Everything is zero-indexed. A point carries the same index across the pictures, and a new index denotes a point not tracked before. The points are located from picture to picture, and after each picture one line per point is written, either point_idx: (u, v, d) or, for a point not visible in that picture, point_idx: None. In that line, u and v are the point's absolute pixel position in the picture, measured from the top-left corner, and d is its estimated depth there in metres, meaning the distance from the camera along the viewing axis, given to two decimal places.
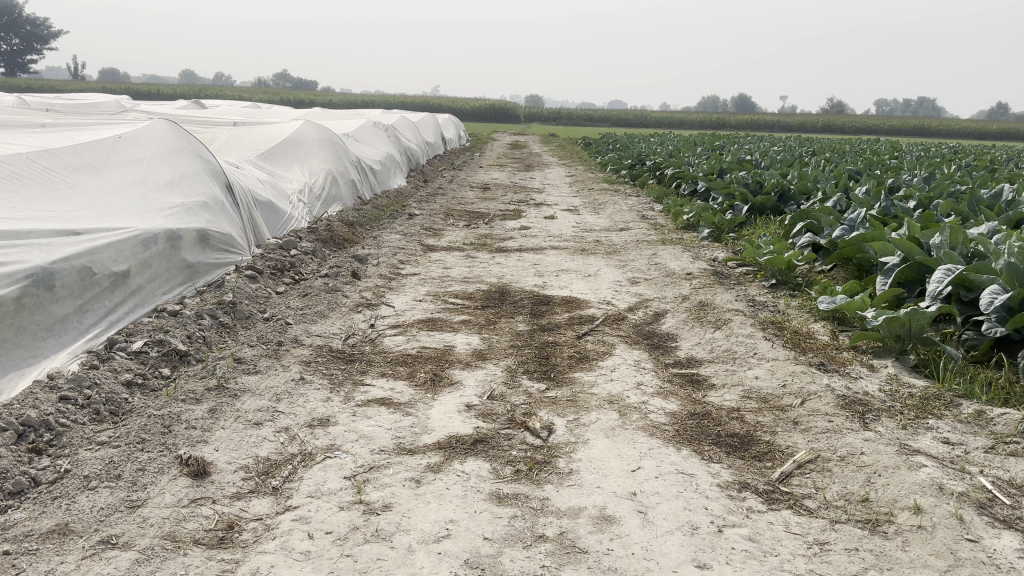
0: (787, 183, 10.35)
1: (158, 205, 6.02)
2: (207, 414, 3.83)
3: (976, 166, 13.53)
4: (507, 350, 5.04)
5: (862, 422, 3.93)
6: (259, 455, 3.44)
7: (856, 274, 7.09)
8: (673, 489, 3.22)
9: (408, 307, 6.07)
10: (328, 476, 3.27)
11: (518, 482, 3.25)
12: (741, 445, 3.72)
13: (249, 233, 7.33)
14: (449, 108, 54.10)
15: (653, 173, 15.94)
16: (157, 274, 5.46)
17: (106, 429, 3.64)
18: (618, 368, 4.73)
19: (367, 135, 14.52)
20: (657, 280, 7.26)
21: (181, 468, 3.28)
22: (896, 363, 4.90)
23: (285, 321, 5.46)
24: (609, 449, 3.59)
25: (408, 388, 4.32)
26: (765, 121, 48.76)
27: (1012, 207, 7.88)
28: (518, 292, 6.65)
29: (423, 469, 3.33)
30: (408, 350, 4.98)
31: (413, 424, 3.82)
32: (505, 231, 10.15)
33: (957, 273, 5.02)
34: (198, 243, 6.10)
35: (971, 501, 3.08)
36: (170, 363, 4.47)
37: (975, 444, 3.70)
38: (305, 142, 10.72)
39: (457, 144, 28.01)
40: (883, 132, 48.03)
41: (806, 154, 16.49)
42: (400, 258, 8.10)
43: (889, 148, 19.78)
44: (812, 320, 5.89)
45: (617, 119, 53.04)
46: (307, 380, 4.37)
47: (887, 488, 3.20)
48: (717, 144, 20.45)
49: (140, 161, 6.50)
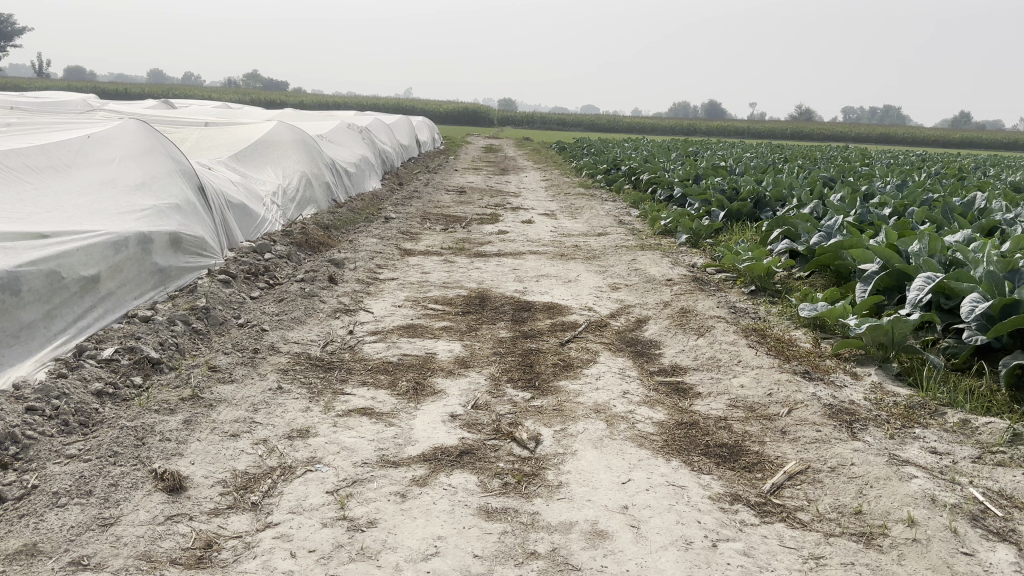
0: (762, 190, 10.40)
1: (129, 207, 5.85)
2: (181, 425, 3.69)
3: (945, 175, 13.72)
4: (490, 357, 4.96)
5: (850, 431, 3.90)
6: (236, 469, 3.31)
7: (834, 280, 7.10)
8: (665, 502, 3.16)
9: (387, 313, 5.96)
10: (310, 491, 3.15)
11: (506, 495, 3.17)
12: (730, 455, 3.67)
13: (221, 236, 7.16)
14: (423, 111, 53.91)
15: (628, 178, 15.95)
16: (128, 279, 5.29)
17: (75, 441, 3.50)
18: (603, 376, 4.66)
19: (342, 137, 14.35)
20: (638, 286, 7.22)
21: (156, 483, 3.15)
22: (878, 371, 4.88)
23: (261, 327, 5.32)
24: (598, 461, 3.52)
25: (390, 397, 4.21)
26: (736, 127, 49.22)
27: (985, 215, 7.95)
28: (499, 298, 6.56)
29: (408, 483, 3.24)
30: (388, 357, 4.87)
31: (396, 435, 3.71)
32: (483, 235, 10.06)
33: (938, 281, 5.02)
34: (170, 246, 5.93)
35: (964, 513, 3.05)
36: (142, 372, 4.33)
37: (963, 454, 3.69)
38: (278, 143, 10.54)
39: (431, 146, 27.92)
40: (852, 139, 48.71)
41: (779, 162, 16.61)
42: (377, 262, 7.97)
43: (859, 155, 20.04)
44: (794, 327, 5.88)
45: (591, 124, 53.21)
46: (285, 389, 4.24)
47: (880, 500, 3.16)
48: (692, 150, 20.52)
49: (110, 162, 6.32)
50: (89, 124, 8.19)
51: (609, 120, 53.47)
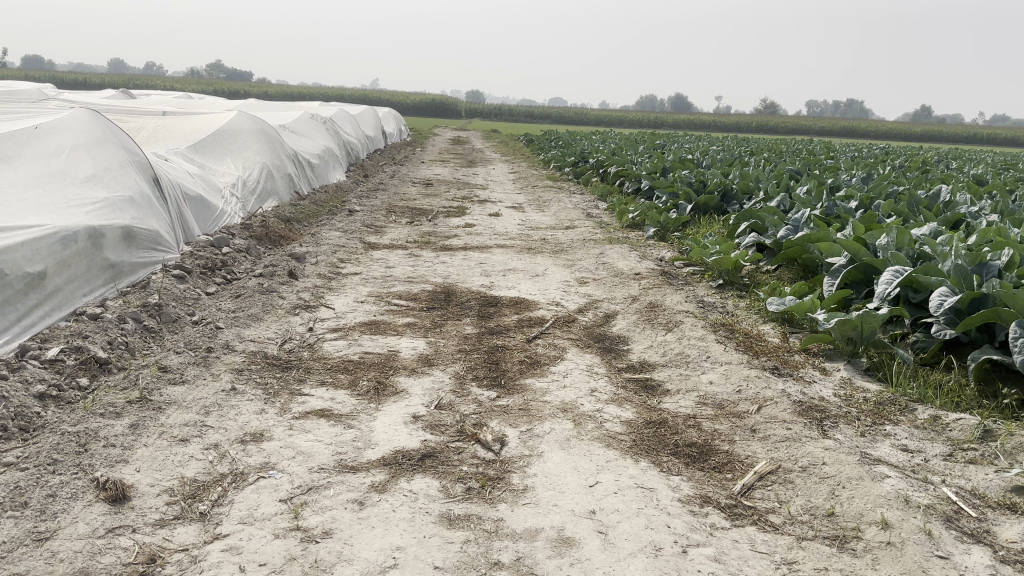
0: (729, 182, 10.38)
1: (79, 201, 5.60)
2: (127, 430, 3.49)
3: (909, 168, 13.83)
4: (455, 355, 4.82)
5: (820, 429, 3.83)
6: (184, 477, 3.14)
7: (801, 274, 7.08)
8: (634, 506, 3.05)
9: (349, 309, 5.79)
10: (262, 499, 2.99)
11: (470, 501, 3.04)
12: (700, 455, 3.58)
13: (177, 229, 6.92)
14: (390, 102, 53.39)
15: (596, 170, 15.89)
16: (77, 274, 5.06)
17: (14, 448, 3.28)
18: (571, 374, 4.55)
19: (305, 128, 14.07)
20: (606, 280, 7.13)
21: (98, 492, 2.95)
22: (848, 366, 4.83)
23: (216, 325, 5.12)
24: (565, 462, 3.41)
25: (350, 398, 4.06)
26: (703, 121, 49.45)
27: (950, 208, 7.99)
28: (465, 293, 6.42)
29: (366, 489, 3.09)
30: (349, 356, 4.71)
31: (355, 438, 3.56)
32: (449, 228, 9.91)
33: (906, 275, 5.00)
34: (123, 241, 5.70)
35: (938, 514, 2.99)
36: (88, 373, 4.11)
37: (934, 451, 3.64)
38: (238, 133, 10.26)
39: (398, 138, 27.64)
40: (816, 132, 49.26)
41: (746, 154, 16.64)
42: (340, 256, 7.78)
43: (824, 147, 20.19)
44: (762, 321, 5.82)
45: (559, 116, 53.13)
46: (239, 391, 4.06)
47: (853, 502, 3.09)
48: (659, 142, 20.52)
49: (58, 153, 6.05)
50: (38, 114, 7.87)
51: (576, 112, 53.43)
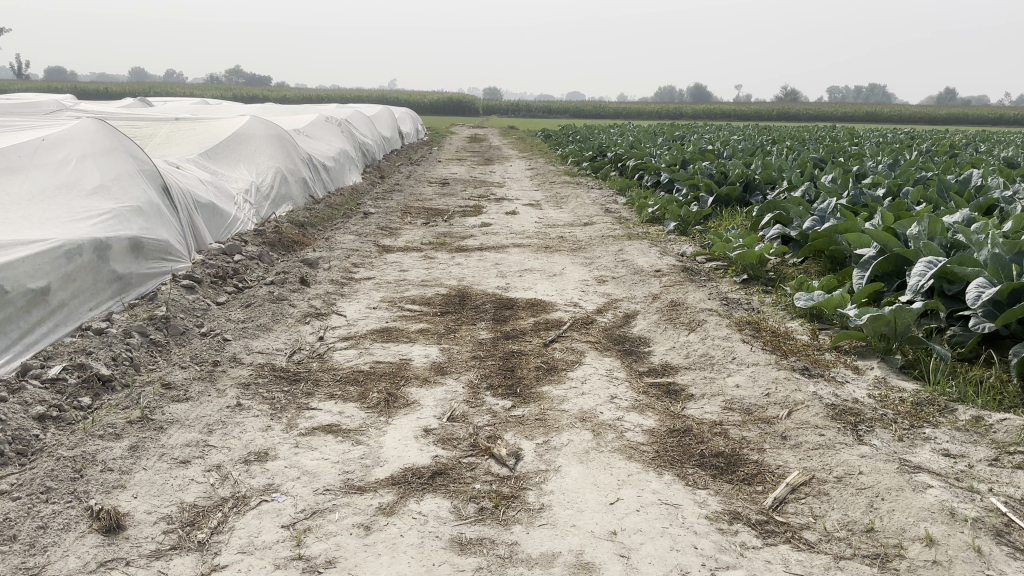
0: (751, 173, 10.12)
1: (85, 213, 5.48)
2: (127, 452, 3.36)
3: (936, 152, 13.49)
4: (469, 362, 4.65)
5: (855, 434, 3.61)
6: (183, 502, 2.99)
7: (828, 265, 6.83)
8: (658, 525, 2.86)
9: (361, 316, 5.65)
10: (263, 525, 2.84)
11: (482, 523, 2.86)
12: (728, 466, 3.37)
13: (188, 237, 6.81)
14: (406, 103, 53.40)
15: (615, 163, 15.63)
16: (82, 288, 4.94)
17: (8, 474, 3.15)
18: (590, 379, 4.35)
19: (319, 131, 13.96)
20: (625, 278, 6.92)
21: (91, 522, 2.82)
22: (882, 364, 4.59)
23: (223, 337, 4.98)
24: (584, 478, 3.22)
25: (358, 411, 3.90)
26: (721, 112, 48.97)
27: (982, 192, 7.70)
28: (480, 295, 6.25)
29: (373, 512, 2.93)
30: (359, 366, 4.55)
31: (364, 456, 3.40)
32: (465, 228, 9.73)
33: (940, 266, 4.78)
34: (130, 252, 5.57)
35: (987, 528, 2.76)
36: (91, 391, 3.98)
37: (978, 456, 3.41)
38: (251, 138, 10.14)
39: (413, 136, 27.48)
40: (837, 118, 48.58)
41: (767, 143, 16.23)
42: (354, 260, 7.65)
43: (847, 133, 19.74)
44: (789, 318, 5.59)
45: (576, 110, 52.68)
46: (245, 406, 3.92)
47: (893, 516, 2.87)
48: (677, 134, 20.20)
49: (65, 164, 5.93)
50: (47, 125, 7.80)
51: (591, 107, 53.18)
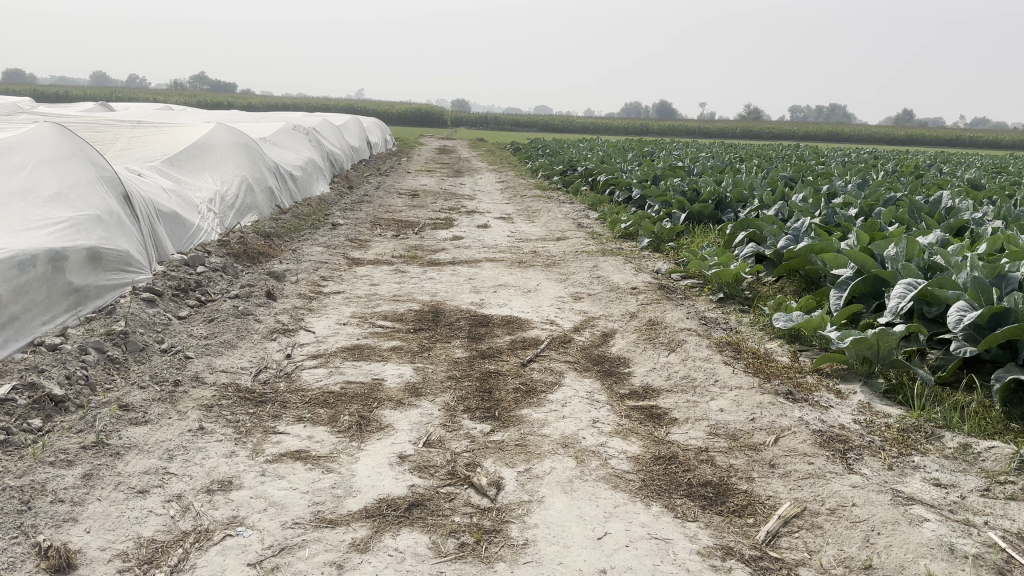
0: (723, 190, 10.10)
1: (39, 222, 5.22)
2: (79, 482, 3.13)
3: (902, 172, 13.68)
4: (444, 383, 4.47)
5: (844, 463, 3.51)
6: (141, 536, 2.78)
7: (803, 285, 6.78)
8: (648, 562, 2.72)
9: (331, 333, 5.43)
10: (228, 563, 2.65)
11: (463, 561, 2.69)
12: (717, 496, 3.24)
13: (149, 248, 6.53)
14: (373, 112, 53.13)
15: (585, 178, 15.58)
16: (35, 301, 4.68)
17: None
18: (570, 403, 4.20)
19: (286, 140, 13.69)
20: (601, 295, 6.82)
21: (39, 561, 2.60)
22: (864, 388, 4.50)
23: (185, 354, 4.74)
24: (569, 510, 3.07)
25: (328, 436, 3.70)
26: (688, 128, 49.49)
27: (952, 213, 7.73)
28: (454, 312, 6.08)
29: (346, 548, 2.74)
30: (330, 387, 4.35)
31: (335, 485, 3.21)
32: (436, 241, 9.55)
33: (919, 288, 4.72)
34: (88, 263, 5.30)
35: (988, 565, 2.68)
36: (42, 413, 3.73)
37: (968, 486, 3.33)
38: (215, 147, 9.86)
39: (382, 147, 27.28)
40: (801, 137, 49.39)
41: (736, 161, 16.32)
42: (322, 273, 7.44)
43: (813, 152, 19.94)
44: (768, 339, 5.51)
45: (545, 123, 52.81)
46: (208, 430, 3.71)
47: (891, 552, 2.77)
48: (646, 149, 20.23)
49: (20, 170, 5.66)
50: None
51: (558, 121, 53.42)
